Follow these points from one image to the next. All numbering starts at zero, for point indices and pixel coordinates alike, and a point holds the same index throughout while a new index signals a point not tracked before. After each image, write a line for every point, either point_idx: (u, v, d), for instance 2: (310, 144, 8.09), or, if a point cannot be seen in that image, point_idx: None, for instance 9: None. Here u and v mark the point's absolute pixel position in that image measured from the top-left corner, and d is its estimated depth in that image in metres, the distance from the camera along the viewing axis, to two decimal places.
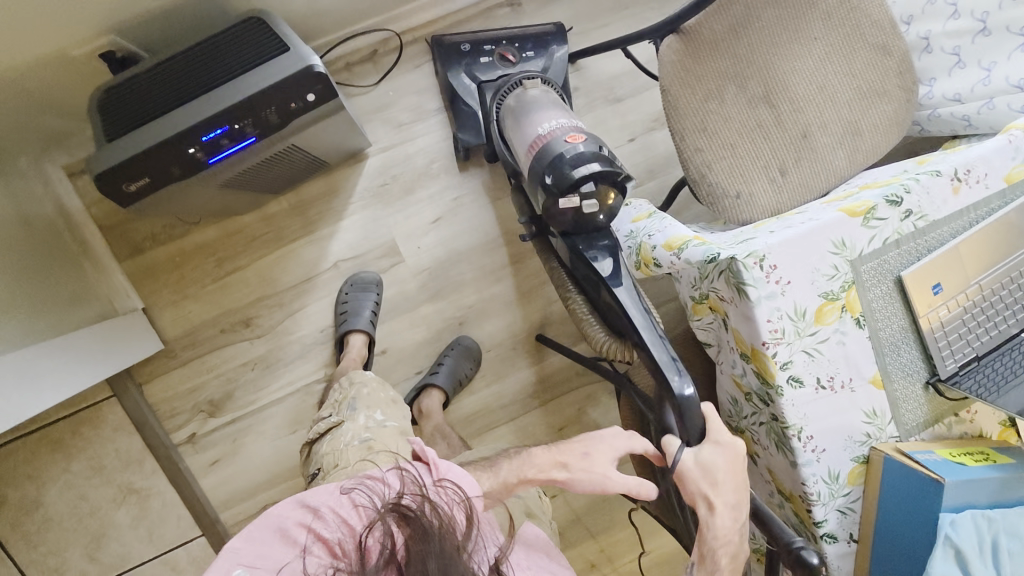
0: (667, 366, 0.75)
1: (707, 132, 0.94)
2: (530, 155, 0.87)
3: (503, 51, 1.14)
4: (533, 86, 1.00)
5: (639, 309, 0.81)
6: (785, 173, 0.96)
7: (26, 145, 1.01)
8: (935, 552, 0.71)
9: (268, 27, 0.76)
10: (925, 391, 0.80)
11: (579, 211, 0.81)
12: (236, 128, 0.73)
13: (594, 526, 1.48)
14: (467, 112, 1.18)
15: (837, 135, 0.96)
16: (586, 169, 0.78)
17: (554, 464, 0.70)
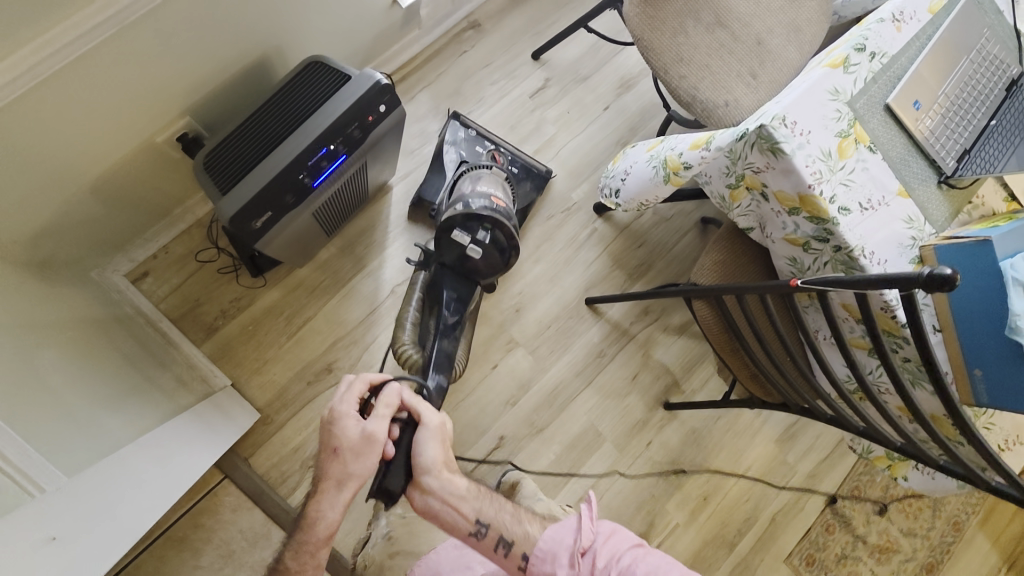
0: (439, 365, 1.04)
1: (684, 61, 1.13)
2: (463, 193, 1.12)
3: (494, 155, 1.34)
4: (499, 174, 1.24)
5: (450, 334, 1.09)
6: (757, 77, 1.14)
7: (104, 251, 1.10)
8: (1012, 294, 0.81)
9: (325, 64, 0.88)
10: (941, 190, 0.95)
11: (455, 244, 1.07)
12: (332, 148, 0.83)
13: (693, 461, 1.59)
14: (438, 181, 1.34)
15: (784, 35, 1.17)
16: (490, 216, 1.04)
17: (340, 466, 0.71)
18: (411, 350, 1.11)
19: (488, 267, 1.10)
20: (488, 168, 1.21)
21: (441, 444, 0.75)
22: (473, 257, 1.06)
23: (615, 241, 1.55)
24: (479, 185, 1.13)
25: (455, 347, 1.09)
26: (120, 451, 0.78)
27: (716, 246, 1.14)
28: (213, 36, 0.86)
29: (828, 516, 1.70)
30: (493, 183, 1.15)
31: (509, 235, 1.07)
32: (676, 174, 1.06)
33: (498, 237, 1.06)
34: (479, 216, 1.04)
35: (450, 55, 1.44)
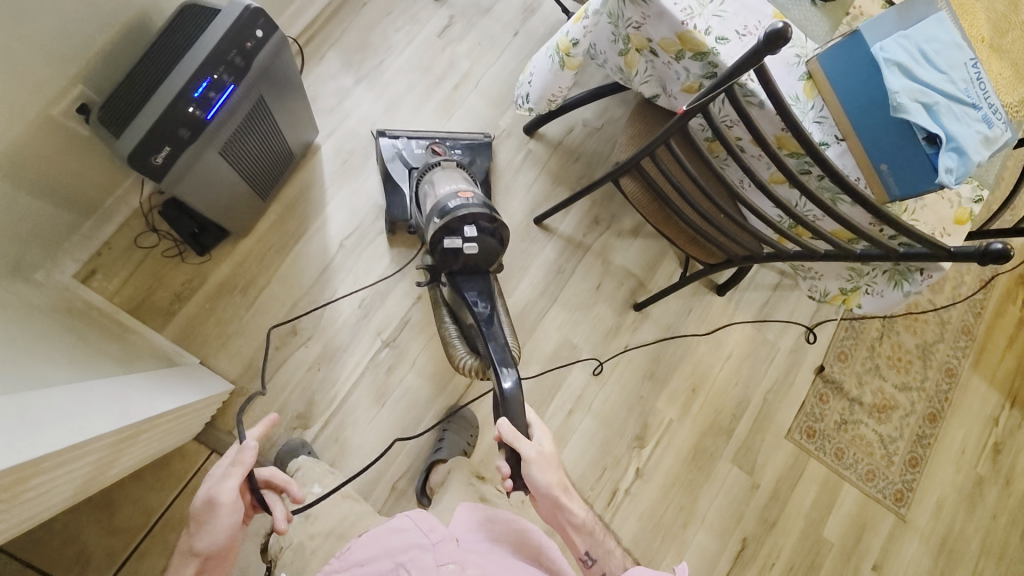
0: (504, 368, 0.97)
1: None
2: (432, 205, 1.15)
3: (434, 146, 1.34)
4: (448, 165, 1.25)
5: (498, 342, 1.01)
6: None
7: (41, 246, 1.11)
8: (887, 74, 0.84)
9: (197, 6, 0.90)
10: (817, 7, 0.98)
11: (461, 251, 1.07)
12: (216, 79, 0.85)
13: (674, 358, 1.62)
14: (399, 194, 1.36)
15: None
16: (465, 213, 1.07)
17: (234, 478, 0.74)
18: (471, 361, 1.14)
19: (488, 255, 1.10)
20: (439, 167, 1.24)
21: (555, 462, 0.90)
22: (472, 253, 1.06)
23: (551, 159, 1.58)
24: (447, 187, 1.16)
25: (507, 354, 1.00)
26: (68, 385, 0.83)
27: (630, 122, 1.17)
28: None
29: (820, 385, 1.72)
30: (450, 180, 1.18)
31: (491, 216, 1.08)
32: (568, 56, 1.10)
33: (483, 225, 1.07)
34: (456, 219, 1.06)
35: (348, 12, 1.48)
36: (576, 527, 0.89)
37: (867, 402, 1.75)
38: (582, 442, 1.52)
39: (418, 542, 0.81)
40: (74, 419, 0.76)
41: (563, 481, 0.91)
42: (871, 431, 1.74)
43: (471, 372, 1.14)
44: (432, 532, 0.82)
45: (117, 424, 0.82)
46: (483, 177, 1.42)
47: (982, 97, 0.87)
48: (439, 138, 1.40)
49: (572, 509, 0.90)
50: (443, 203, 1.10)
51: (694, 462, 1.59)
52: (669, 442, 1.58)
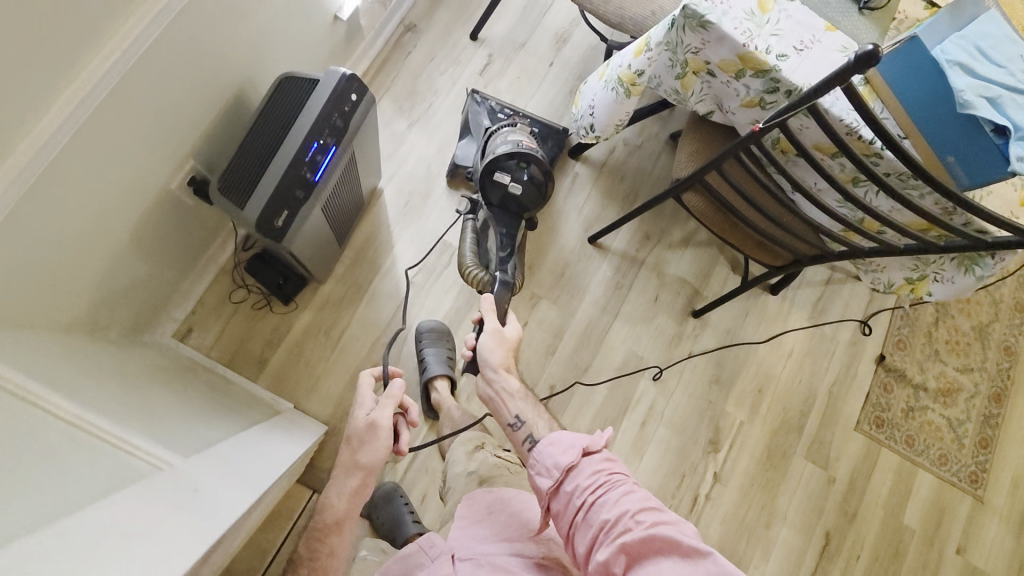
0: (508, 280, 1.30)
1: None
2: (498, 141, 1.30)
3: (517, 116, 1.45)
4: (523, 125, 1.38)
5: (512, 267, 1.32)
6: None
7: (147, 310, 1.19)
8: (949, 74, 0.89)
9: (294, 78, 0.99)
10: (865, 15, 1.03)
11: (506, 187, 1.26)
12: (322, 142, 0.93)
13: (738, 361, 1.65)
14: (469, 146, 1.47)
15: None
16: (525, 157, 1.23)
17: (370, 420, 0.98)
18: (479, 273, 1.38)
19: (527, 201, 1.30)
20: (510, 125, 1.33)
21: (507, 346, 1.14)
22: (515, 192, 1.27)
23: (599, 180, 1.63)
24: (511, 133, 1.28)
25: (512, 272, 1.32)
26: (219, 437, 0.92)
27: (689, 137, 1.22)
28: (197, 80, 0.98)
29: (883, 375, 1.74)
30: (521, 129, 1.32)
31: (544, 172, 1.26)
32: (633, 83, 1.14)
33: (533, 173, 1.26)
34: (514, 156, 1.23)
35: (397, 59, 1.54)
36: (511, 393, 1.07)
37: (931, 387, 1.76)
38: (658, 452, 1.55)
39: (423, 560, 0.95)
40: (233, 472, 0.84)
41: (508, 361, 1.12)
42: (937, 416, 1.76)
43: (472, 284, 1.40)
44: (432, 548, 0.96)
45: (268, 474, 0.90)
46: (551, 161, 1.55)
47: None
48: (521, 112, 1.49)
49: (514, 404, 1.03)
50: (512, 140, 1.25)
51: (769, 462, 1.61)
52: (741, 445, 1.60)
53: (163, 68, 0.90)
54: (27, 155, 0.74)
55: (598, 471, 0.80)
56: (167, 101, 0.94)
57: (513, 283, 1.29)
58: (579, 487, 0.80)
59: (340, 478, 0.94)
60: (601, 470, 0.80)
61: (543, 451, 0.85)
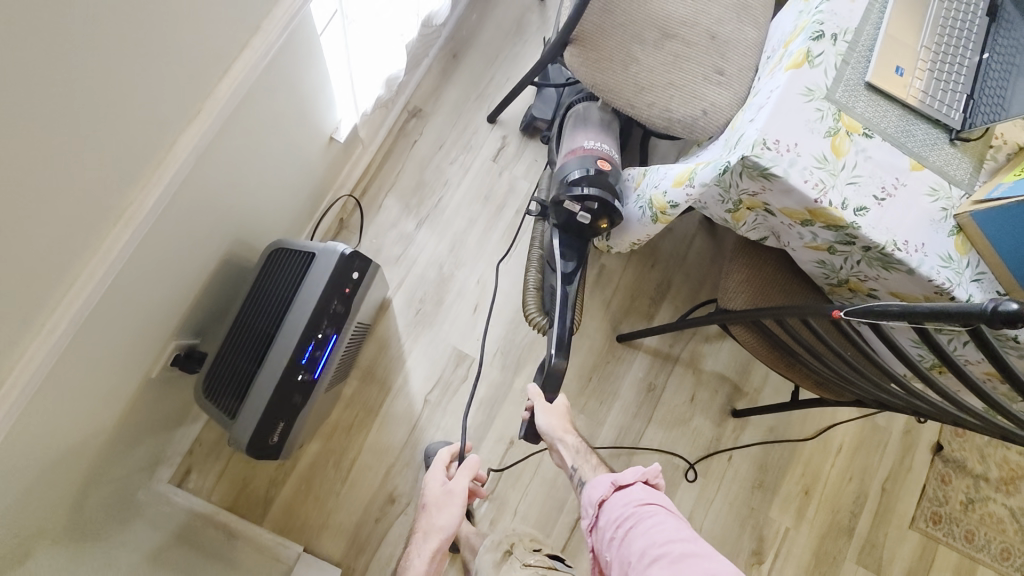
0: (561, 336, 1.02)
1: (646, 88, 1.08)
2: (571, 156, 1.11)
3: None
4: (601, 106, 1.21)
5: (567, 314, 1.04)
6: (724, 71, 1.09)
7: (139, 474, 1.08)
8: None
9: (286, 248, 0.85)
10: (956, 146, 0.87)
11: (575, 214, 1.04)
12: (320, 336, 0.80)
13: (782, 460, 1.52)
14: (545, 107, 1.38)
15: (731, 22, 1.12)
16: (593, 190, 1.01)
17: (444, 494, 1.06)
18: (540, 316, 1.15)
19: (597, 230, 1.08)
20: (590, 103, 1.20)
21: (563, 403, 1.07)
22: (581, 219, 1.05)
23: (627, 269, 1.48)
24: (587, 142, 1.12)
25: (567, 334, 1.03)
26: None
27: (737, 263, 1.07)
28: (182, 260, 0.85)
29: (940, 466, 1.59)
30: (591, 138, 1.14)
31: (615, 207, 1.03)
32: (664, 212, 1.00)
33: (607, 202, 1.02)
34: (583, 186, 1.01)
35: (401, 150, 1.39)
36: (565, 447, 1.01)
37: (994, 476, 1.61)
38: None
39: None
40: None
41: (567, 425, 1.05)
42: (1000, 507, 1.60)
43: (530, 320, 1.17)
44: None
45: None
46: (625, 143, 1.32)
47: None
48: None
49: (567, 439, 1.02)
50: (584, 164, 1.05)
51: (817, 570, 1.49)
52: (787, 554, 1.48)
53: (144, 266, 0.77)
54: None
55: (629, 502, 0.82)
56: (149, 296, 0.81)
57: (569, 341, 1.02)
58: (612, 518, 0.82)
59: (419, 543, 1.02)
60: (635, 498, 0.82)
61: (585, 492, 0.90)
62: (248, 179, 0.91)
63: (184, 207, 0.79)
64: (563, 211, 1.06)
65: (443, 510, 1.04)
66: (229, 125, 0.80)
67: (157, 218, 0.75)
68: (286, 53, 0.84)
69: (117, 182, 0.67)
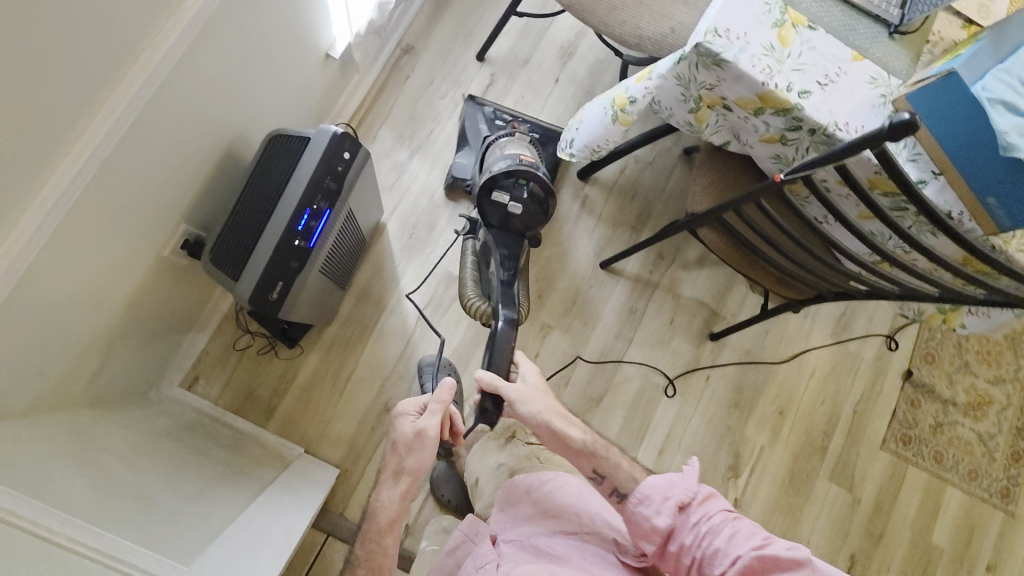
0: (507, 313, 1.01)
1: (616, 8, 1.16)
2: (494, 159, 1.16)
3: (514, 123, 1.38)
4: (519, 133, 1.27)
5: (509, 298, 1.04)
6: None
7: (150, 367, 1.17)
8: (993, 113, 0.81)
9: (284, 135, 0.94)
10: (895, 41, 0.95)
11: (502, 205, 1.08)
12: (315, 207, 0.89)
13: (757, 382, 1.60)
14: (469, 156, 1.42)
15: None
16: (519, 179, 1.07)
17: (413, 434, 0.88)
18: (481, 304, 1.13)
19: (530, 221, 1.11)
20: (508, 134, 1.25)
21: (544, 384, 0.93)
22: (515, 212, 1.08)
23: (608, 202, 1.57)
24: (507, 146, 1.17)
25: (515, 312, 1.01)
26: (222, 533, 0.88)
27: (702, 170, 1.15)
28: (190, 143, 0.93)
29: (909, 390, 1.68)
30: (517, 146, 1.18)
31: (545, 185, 1.08)
32: (623, 111, 1.06)
33: (533, 190, 1.08)
34: (507, 173, 1.07)
35: (394, 85, 1.48)
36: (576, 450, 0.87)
37: (961, 401, 1.69)
38: None
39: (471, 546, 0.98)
40: (246, 563, 0.82)
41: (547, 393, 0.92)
42: (968, 430, 1.69)
43: (474, 314, 1.14)
44: (478, 535, 0.99)
45: (280, 559, 0.89)
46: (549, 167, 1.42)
47: None
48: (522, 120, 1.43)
49: (568, 431, 0.88)
50: (506, 159, 1.11)
51: (792, 485, 1.57)
52: (763, 469, 1.56)
53: (156, 135, 0.85)
54: (14, 249, 0.69)
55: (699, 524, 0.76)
56: (161, 171, 0.89)
57: (516, 314, 1.00)
58: (687, 547, 0.76)
59: (385, 483, 0.88)
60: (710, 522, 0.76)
61: (636, 511, 0.80)
62: (249, 76, 0.99)
63: (192, 87, 0.87)
64: (491, 207, 1.09)
65: (412, 451, 0.88)
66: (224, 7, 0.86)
67: (165, 82, 0.82)
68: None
69: (132, 37, 0.75)
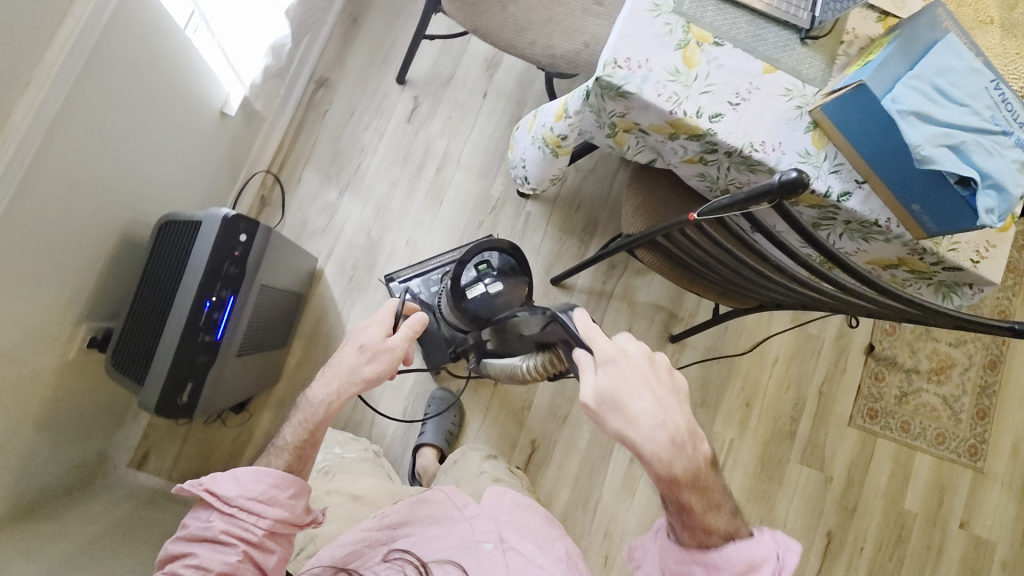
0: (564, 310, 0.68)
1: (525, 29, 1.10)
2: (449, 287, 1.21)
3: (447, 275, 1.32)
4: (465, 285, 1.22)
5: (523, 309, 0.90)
6: (603, 2, 1.13)
7: (90, 457, 1.13)
8: (905, 127, 0.78)
9: (176, 219, 0.88)
10: (808, 46, 0.90)
11: (485, 291, 1.04)
12: (216, 298, 0.84)
13: (722, 378, 1.59)
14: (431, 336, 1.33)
15: None
16: (480, 259, 1.07)
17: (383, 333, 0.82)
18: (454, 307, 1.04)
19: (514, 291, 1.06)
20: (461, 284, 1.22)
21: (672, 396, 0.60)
22: (498, 291, 1.04)
23: (553, 215, 1.52)
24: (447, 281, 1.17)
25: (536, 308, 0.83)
26: None
27: (632, 190, 1.11)
28: (74, 233, 0.86)
29: (873, 364, 1.68)
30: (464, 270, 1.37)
31: (509, 246, 1.09)
32: (560, 146, 1.04)
33: (497, 257, 1.08)
34: (470, 253, 1.07)
35: (313, 121, 1.41)
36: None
37: (925, 368, 1.70)
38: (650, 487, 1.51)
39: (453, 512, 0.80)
40: None
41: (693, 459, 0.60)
42: (933, 397, 1.70)
43: (538, 374, 0.87)
44: (463, 507, 0.81)
45: None
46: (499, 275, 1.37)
47: (1012, 120, 0.80)
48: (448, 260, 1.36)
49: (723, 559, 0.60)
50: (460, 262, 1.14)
51: (764, 474, 1.58)
52: (732, 461, 1.57)
53: (40, 239, 0.79)
54: None
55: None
56: (51, 274, 0.84)
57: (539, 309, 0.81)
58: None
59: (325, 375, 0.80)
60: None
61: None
62: (133, 150, 0.93)
63: (58, 181, 0.79)
64: (474, 303, 1.05)
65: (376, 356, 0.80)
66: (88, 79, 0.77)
67: (21, 193, 0.73)
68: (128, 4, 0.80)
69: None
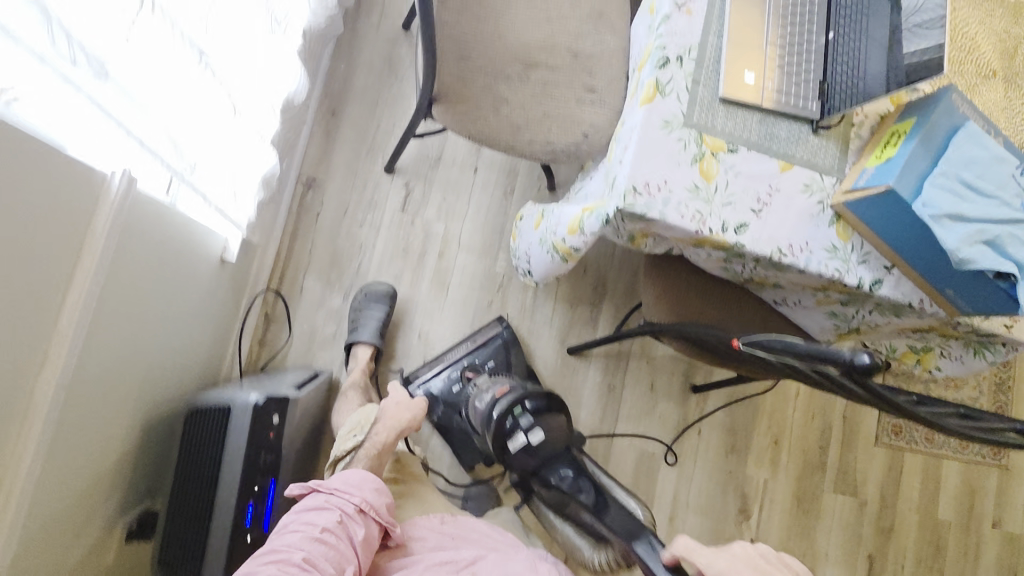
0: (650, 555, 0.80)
1: (522, 128, 1.06)
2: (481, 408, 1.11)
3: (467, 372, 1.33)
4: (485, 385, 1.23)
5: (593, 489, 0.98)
6: (595, 88, 1.08)
7: None
8: (944, 231, 0.76)
9: (197, 407, 0.87)
10: (821, 135, 0.88)
11: (527, 440, 1.00)
12: (257, 489, 0.85)
13: (748, 419, 1.59)
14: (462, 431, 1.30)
15: (589, 27, 1.09)
16: (516, 410, 1.01)
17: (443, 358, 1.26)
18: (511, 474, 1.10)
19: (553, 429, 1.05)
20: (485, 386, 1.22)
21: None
22: (541, 441, 1.00)
23: (561, 283, 1.50)
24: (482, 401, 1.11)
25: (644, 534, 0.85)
26: None
27: (650, 280, 1.09)
28: (98, 446, 0.82)
29: None
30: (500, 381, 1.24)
31: (538, 393, 1.04)
32: (570, 254, 1.00)
33: (532, 403, 1.02)
34: (504, 409, 1.01)
35: (306, 226, 1.36)
36: None
37: None
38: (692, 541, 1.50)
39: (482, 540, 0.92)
40: None
41: None
42: None
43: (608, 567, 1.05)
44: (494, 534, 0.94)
45: None
46: (518, 363, 1.38)
47: None
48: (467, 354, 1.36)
49: None
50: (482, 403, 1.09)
51: (800, 507, 1.59)
52: (770, 498, 1.58)
53: (71, 470, 0.75)
54: None
55: None
56: (80, 494, 0.79)
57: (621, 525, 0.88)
58: None
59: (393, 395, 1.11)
60: None
61: None
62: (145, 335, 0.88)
63: (80, 406, 0.74)
64: (516, 454, 1.02)
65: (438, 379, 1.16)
66: (99, 310, 0.73)
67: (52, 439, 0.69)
68: (133, 215, 0.77)
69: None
